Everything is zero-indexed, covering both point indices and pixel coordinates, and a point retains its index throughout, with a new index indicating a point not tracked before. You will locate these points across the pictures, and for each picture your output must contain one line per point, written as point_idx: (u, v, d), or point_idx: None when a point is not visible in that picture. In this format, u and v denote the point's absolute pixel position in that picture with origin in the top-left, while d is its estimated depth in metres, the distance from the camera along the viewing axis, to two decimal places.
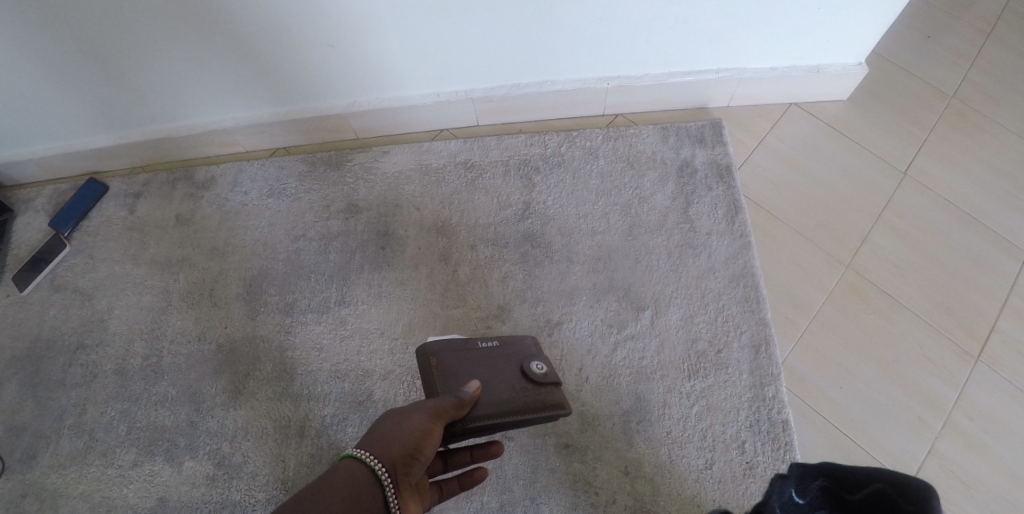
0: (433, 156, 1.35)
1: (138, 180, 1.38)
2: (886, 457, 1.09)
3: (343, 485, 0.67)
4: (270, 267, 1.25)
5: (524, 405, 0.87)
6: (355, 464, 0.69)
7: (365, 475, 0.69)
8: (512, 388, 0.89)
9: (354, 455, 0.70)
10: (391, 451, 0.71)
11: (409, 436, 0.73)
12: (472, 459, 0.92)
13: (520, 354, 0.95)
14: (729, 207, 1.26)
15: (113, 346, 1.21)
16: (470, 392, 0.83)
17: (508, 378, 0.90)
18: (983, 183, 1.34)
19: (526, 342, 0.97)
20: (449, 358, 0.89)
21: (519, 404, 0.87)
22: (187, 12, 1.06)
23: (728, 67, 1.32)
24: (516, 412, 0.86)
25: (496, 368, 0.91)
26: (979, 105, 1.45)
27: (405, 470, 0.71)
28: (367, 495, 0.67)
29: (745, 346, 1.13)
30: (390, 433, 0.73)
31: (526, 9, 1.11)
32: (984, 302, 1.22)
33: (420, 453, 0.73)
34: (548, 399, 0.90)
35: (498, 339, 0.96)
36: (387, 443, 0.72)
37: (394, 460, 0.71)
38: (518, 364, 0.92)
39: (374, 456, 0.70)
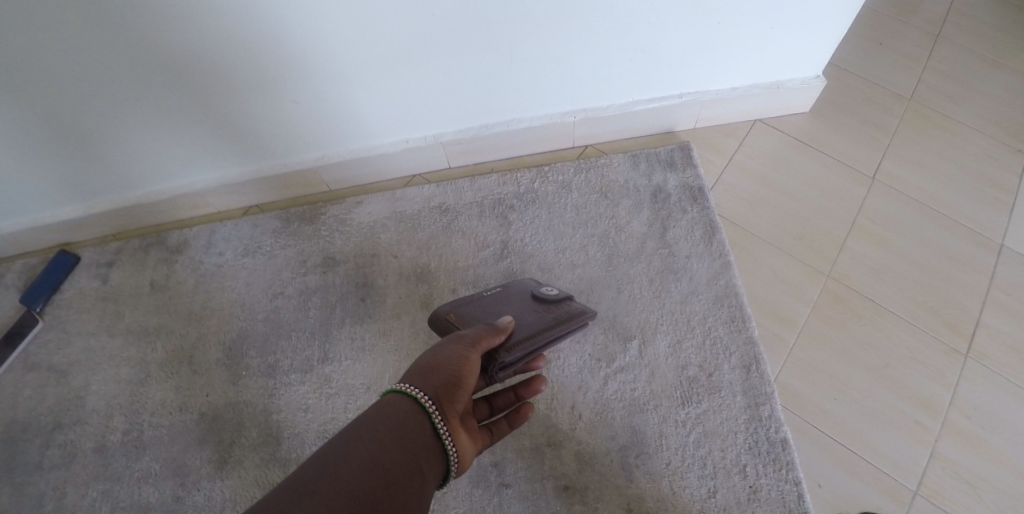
0: (407, 203, 1.34)
1: (110, 249, 1.35)
2: (890, 466, 1.07)
3: (392, 414, 0.77)
4: (250, 328, 1.22)
5: (553, 318, 0.99)
6: (401, 396, 0.80)
7: (411, 405, 0.79)
8: (535, 312, 1.01)
9: (401, 390, 0.80)
10: (433, 382, 0.81)
11: (447, 367, 0.83)
12: (517, 397, 1.02)
13: (526, 290, 1.08)
14: (705, 228, 1.27)
15: (92, 423, 1.16)
16: (504, 322, 0.93)
17: (525, 307, 1.02)
18: (950, 181, 1.37)
19: (525, 283, 1.11)
20: (463, 310, 1.00)
21: (548, 319, 0.98)
22: (150, 75, 1.05)
23: (691, 91, 1.34)
24: (549, 324, 0.97)
25: (511, 305, 1.03)
26: (937, 105, 1.48)
27: (448, 397, 0.81)
28: (416, 420, 0.77)
29: (735, 367, 1.12)
30: (429, 368, 0.83)
31: (487, 50, 1.13)
32: (967, 297, 1.23)
33: (461, 380, 0.83)
34: (569, 311, 1.01)
35: (499, 288, 1.09)
36: (427, 375, 0.82)
37: (436, 390, 0.81)
38: (530, 297, 1.05)
39: (417, 388, 0.80)
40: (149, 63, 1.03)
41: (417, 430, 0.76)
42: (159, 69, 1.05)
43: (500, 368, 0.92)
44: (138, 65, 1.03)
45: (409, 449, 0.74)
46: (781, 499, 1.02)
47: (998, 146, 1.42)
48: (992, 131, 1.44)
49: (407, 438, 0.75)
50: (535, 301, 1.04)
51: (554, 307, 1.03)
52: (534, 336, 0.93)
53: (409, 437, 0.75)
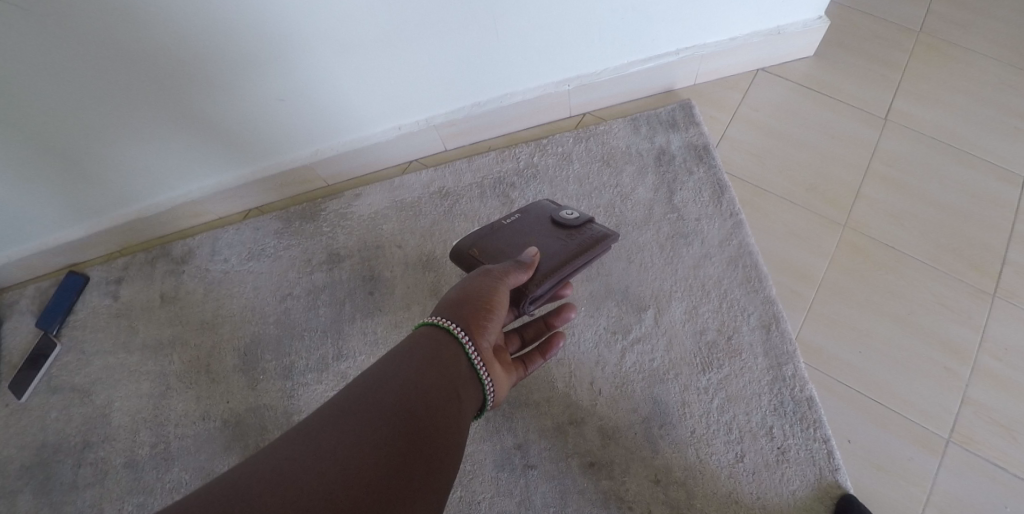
0: (406, 191, 1.32)
1: (117, 265, 1.35)
2: (920, 416, 1.05)
3: (425, 344, 0.76)
4: (263, 332, 1.22)
5: (577, 247, 0.96)
6: (433, 328, 0.78)
7: (444, 335, 0.77)
8: (557, 240, 0.98)
9: (433, 322, 0.79)
10: (464, 313, 0.80)
11: (476, 299, 0.82)
12: (547, 327, 0.99)
13: (546, 215, 1.03)
14: (714, 188, 1.23)
15: (119, 439, 1.17)
16: (530, 254, 0.91)
17: (547, 235, 0.99)
18: (966, 113, 1.31)
19: (543, 205, 1.06)
20: (485, 244, 0.97)
21: (572, 249, 0.96)
22: (130, 86, 1.03)
23: (688, 45, 1.29)
24: (574, 254, 0.95)
25: (532, 233, 0.99)
26: (947, 35, 1.41)
27: (479, 327, 0.80)
28: (450, 349, 0.76)
29: (755, 328, 1.10)
30: (459, 300, 0.81)
31: (470, 25, 1.08)
32: (992, 235, 1.18)
33: (490, 311, 0.82)
34: (592, 235, 0.99)
35: (517, 212, 1.04)
36: (457, 307, 0.81)
37: (467, 321, 0.79)
38: (550, 221, 1.02)
39: (449, 319, 0.79)
40: (129, 74, 1.01)
41: (452, 359, 0.75)
42: (139, 80, 1.02)
43: (530, 300, 0.92)
44: (117, 77, 1.01)
45: (446, 376, 0.73)
46: (811, 458, 1.01)
47: (1015, 73, 1.35)
48: (1008, 57, 1.37)
49: (442, 366, 0.74)
50: (555, 226, 1.01)
51: (577, 231, 1.00)
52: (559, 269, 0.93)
53: (445, 365, 0.74)
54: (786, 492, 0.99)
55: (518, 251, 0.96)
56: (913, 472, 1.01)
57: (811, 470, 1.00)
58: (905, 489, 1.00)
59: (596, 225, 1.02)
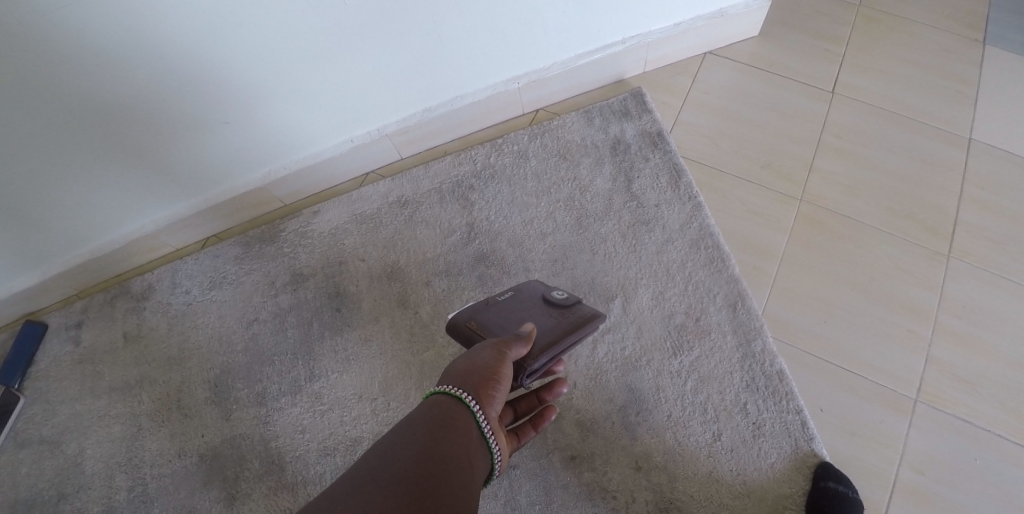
0: (365, 203, 1.30)
1: (76, 308, 1.30)
2: (888, 379, 1.07)
3: (436, 412, 0.74)
4: (233, 361, 1.20)
5: (570, 323, 0.94)
6: (443, 395, 0.77)
7: (454, 402, 0.76)
8: (550, 316, 0.95)
9: (444, 391, 0.77)
10: (473, 382, 0.78)
11: (483, 369, 0.79)
12: (539, 401, 0.97)
13: (537, 293, 1.02)
14: (670, 173, 1.24)
15: (94, 487, 1.13)
16: (528, 329, 0.88)
17: (541, 312, 0.96)
18: (908, 80, 1.34)
19: (534, 285, 1.05)
20: (482, 316, 0.94)
21: (566, 322, 0.94)
22: (75, 127, 1.01)
23: (634, 35, 1.30)
24: (569, 329, 0.92)
25: (526, 310, 0.97)
26: (885, 5, 1.45)
27: (488, 397, 0.78)
28: (461, 415, 0.75)
29: (721, 307, 1.12)
30: (468, 368, 0.79)
31: (412, 30, 1.08)
32: (941, 196, 1.21)
33: (498, 381, 0.80)
34: (584, 313, 0.97)
35: (509, 291, 1.03)
36: (467, 375, 0.79)
37: (477, 390, 0.78)
38: (542, 300, 1.00)
39: (459, 387, 0.77)
40: (74, 114, 0.99)
41: (462, 425, 0.74)
42: (85, 119, 1.00)
43: (528, 375, 0.87)
44: (60, 117, 0.99)
45: (458, 444, 0.72)
46: (786, 429, 1.03)
47: (952, 38, 1.39)
48: (945, 24, 1.41)
49: (453, 433, 0.73)
50: (547, 305, 0.99)
51: (569, 310, 0.98)
52: (556, 341, 0.89)
53: (456, 431, 0.73)
54: (764, 465, 1.01)
55: (515, 326, 0.92)
56: (886, 434, 1.03)
57: (787, 441, 1.02)
58: (879, 451, 1.02)
59: (587, 306, 1.00)
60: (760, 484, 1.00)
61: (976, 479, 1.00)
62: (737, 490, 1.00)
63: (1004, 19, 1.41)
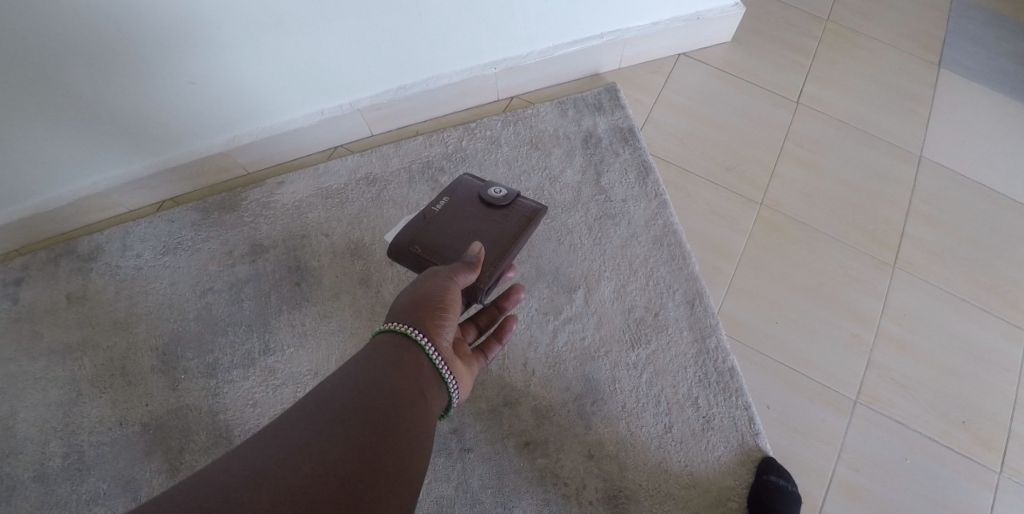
0: (331, 178, 1.28)
1: (16, 265, 1.23)
2: (831, 381, 1.12)
3: (384, 350, 0.74)
4: (183, 329, 1.16)
5: (514, 227, 1.03)
6: (390, 334, 0.76)
7: (403, 339, 0.76)
8: (493, 222, 1.03)
9: (390, 328, 0.77)
10: (419, 313, 0.79)
11: (429, 299, 0.81)
12: (500, 311, 0.97)
13: (471, 193, 1.06)
14: (639, 169, 1.26)
15: (26, 453, 1.08)
16: (474, 252, 0.91)
17: (481, 218, 1.03)
18: (869, 98, 1.40)
19: (468, 180, 1.08)
20: (427, 238, 1.01)
21: (508, 235, 1.02)
22: (26, 70, 0.95)
23: (612, 30, 1.31)
24: (514, 236, 1.01)
25: (466, 218, 1.03)
26: (853, 23, 1.50)
27: (436, 326, 0.79)
28: (411, 353, 0.75)
29: (679, 304, 1.15)
30: (413, 303, 0.80)
31: (393, 6, 1.06)
32: (892, 210, 1.27)
33: (445, 309, 0.81)
34: (521, 212, 1.04)
35: (444, 194, 1.06)
36: (412, 309, 0.79)
37: (424, 322, 0.78)
38: (479, 201, 1.05)
39: (405, 322, 0.77)
40: (27, 56, 0.93)
41: (413, 361, 0.74)
42: (40, 63, 0.95)
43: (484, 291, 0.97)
44: (11, 59, 0.93)
45: (410, 377, 0.72)
46: (733, 424, 1.06)
47: (911, 60, 1.45)
48: (906, 46, 1.47)
49: (404, 367, 0.73)
50: (484, 205, 1.04)
51: (505, 208, 1.05)
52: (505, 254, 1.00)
53: (407, 367, 0.73)
54: (711, 458, 1.04)
55: (462, 241, 1.00)
56: (826, 433, 1.08)
57: (733, 436, 1.06)
58: (819, 449, 1.07)
59: (521, 196, 1.07)
60: (705, 475, 1.03)
61: (906, 478, 1.06)
62: (684, 481, 1.03)
63: (959, 45, 1.49)
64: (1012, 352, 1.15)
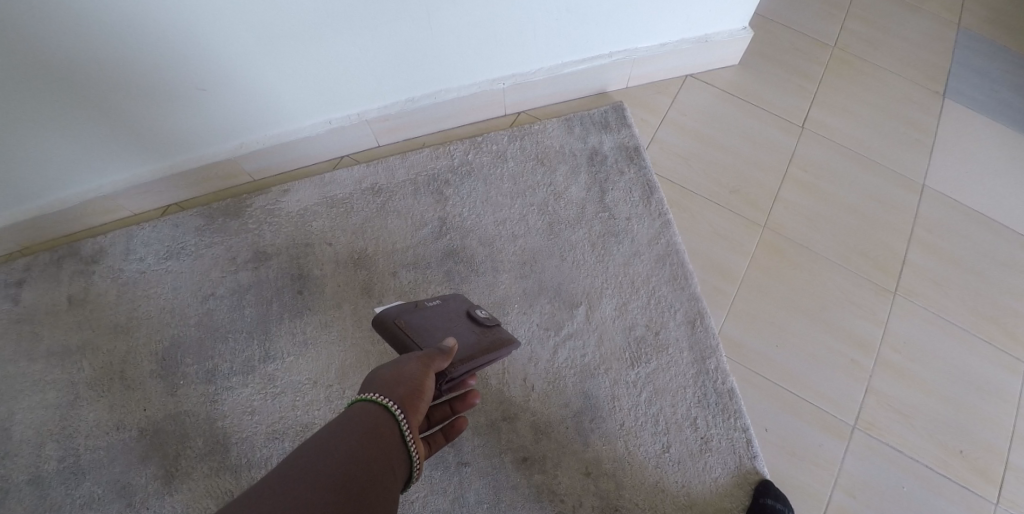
0: (337, 187, 1.28)
1: (18, 265, 1.23)
2: (830, 405, 1.12)
3: (358, 418, 0.74)
4: (184, 335, 1.16)
5: (489, 343, 0.95)
6: (366, 402, 0.76)
7: (378, 410, 0.75)
8: (472, 333, 0.96)
9: (368, 398, 0.76)
10: (398, 390, 0.78)
11: (409, 379, 0.79)
12: (452, 411, 0.94)
13: (462, 307, 1.01)
14: (643, 188, 1.27)
15: (22, 454, 1.07)
16: (450, 343, 0.87)
17: (463, 327, 0.97)
18: (873, 124, 1.41)
19: (461, 297, 1.05)
20: (413, 318, 0.93)
21: (488, 342, 0.96)
22: (37, 76, 0.96)
23: (620, 49, 1.32)
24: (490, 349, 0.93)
25: (450, 321, 0.97)
26: (858, 50, 1.52)
27: (413, 406, 0.78)
28: (386, 424, 0.74)
29: (680, 323, 1.15)
30: (394, 377, 0.79)
31: (404, 18, 1.07)
32: (893, 236, 1.28)
33: (421, 393, 0.79)
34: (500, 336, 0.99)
35: (437, 298, 1.02)
36: (392, 382, 0.78)
37: (403, 399, 0.77)
38: (466, 312, 1.00)
39: (383, 394, 0.77)
40: (40, 59, 0.94)
41: (386, 431, 0.74)
42: (54, 65, 0.96)
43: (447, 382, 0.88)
44: (23, 64, 0.94)
45: (380, 448, 0.72)
46: (731, 446, 1.06)
47: (915, 88, 1.47)
48: (910, 74, 1.49)
49: (379, 438, 0.72)
50: (471, 321, 0.99)
51: (489, 329, 0.99)
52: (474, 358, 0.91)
53: (380, 438, 0.73)
54: (708, 479, 1.04)
55: (440, 335, 0.92)
56: (823, 457, 1.08)
57: (731, 458, 1.05)
58: (817, 473, 1.07)
59: (504, 328, 1.03)
60: (703, 497, 1.03)
61: (903, 506, 1.06)
62: (681, 501, 1.02)
63: (962, 74, 1.50)
64: (1011, 382, 1.16)
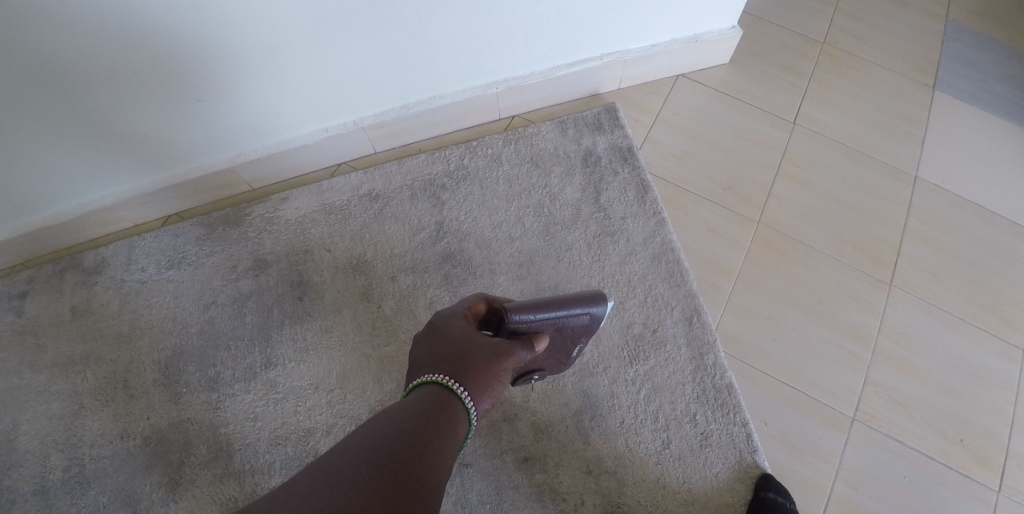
0: (335, 194, 1.30)
1: (21, 278, 1.24)
2: (829, 398, 1.13)
3: (424, 404, 0.74)
4: (186, 342, 1.17)
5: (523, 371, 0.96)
6: (436, 385, 0.76)
7: (445, 394, 0.75)
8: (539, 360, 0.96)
9: (438, 381, 0.76)
10: (474, 380, 0.77)
11: (488, 370, 0.78)
12: None
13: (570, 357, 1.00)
14: (638, 187, 1.28)
15: (27, 465, 1.08)
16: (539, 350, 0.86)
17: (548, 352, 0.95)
18: (865, 119, 1.42)
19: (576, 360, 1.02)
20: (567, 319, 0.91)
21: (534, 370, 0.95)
22: (40, 88, 0.98)
23: (612, 51, 1.34)
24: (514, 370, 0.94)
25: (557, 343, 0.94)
26: (848, 46, 1.53)
27: (483, 392, 0.77)
28: (451, 409, 0.74)
29: (678, 320, 1.16)
30: (476, 367, 0.78)
31: (398, 26, 1.08)
32: (888, 229, 1.29)
33: (495, 384, 0.79)
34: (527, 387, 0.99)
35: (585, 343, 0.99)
36: (473, 371, 0.77)
37: (476, 387, 0.77)
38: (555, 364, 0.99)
39: (454, 378, 0.76)
40: (43, 69, 0.96)
41: (451, 418, 0.74)
42: (56, 76, 0.97)
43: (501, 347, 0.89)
44: (24, 77, 0.96)
45: (444, 435, 0.72)
46: (731, 441, 1.07)
47: (906, 82, 1.48)
48: (900, 68, 1.50)
49: (443, 423, 0.73)
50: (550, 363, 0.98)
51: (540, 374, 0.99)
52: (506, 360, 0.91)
53: (443, 422, 0.73)
54: (708, 475, 1.05)
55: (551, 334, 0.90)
56: (824, 450, 1.09)
57: (732, 452, 1.06)
58: (817, 466, 1.08)
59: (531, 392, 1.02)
60: (703, 492, 1.04)
61: (905, 497, 1.06)
62: (682, 497, 1.03)
63: (952, 67, 1.51)
64: (1009, 371, 1.16)
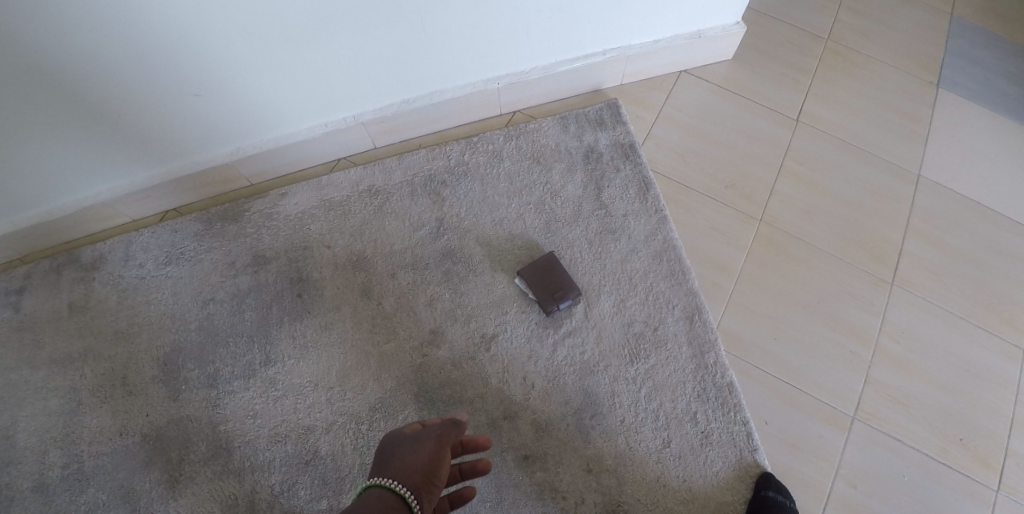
0: (335, 189, 1.29)
1: (18, 273, 1.23)
2: (830, 397, 1.13)
3: (368, 504, 0.80)
4: (184, 340, 1.16)
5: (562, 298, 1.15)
6: (377, 487, 0.83)
7: (390, 495, 0.82)
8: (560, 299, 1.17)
9: (380, 483, 0.83)
10: (413, 477, 0.85)
11: (423, 464, 0.87)
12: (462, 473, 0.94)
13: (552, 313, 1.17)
14: (639, 184, 1.28)
15: (26, 462, 1.08)
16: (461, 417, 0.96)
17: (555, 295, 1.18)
18: (868, 116, 1.41)
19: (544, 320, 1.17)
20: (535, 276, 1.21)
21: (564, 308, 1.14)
22: (32, 84, 0.97)
23: (613, 46, 1.33)
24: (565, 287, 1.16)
25: None
26: (852, 42, 1.52)
27: (424, 488, 0.84)
28: (396, 507, 0.81)
29: (678, 318, 1.15)
30: (411, 463, 0.86)
31: (396, 21, 1.07)
32: (890, 227, 1.28)
33: (435, 475, 0.86)
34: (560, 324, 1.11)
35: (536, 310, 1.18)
36: (409, 466, 0.86)
37: (416, 483, 0.84)
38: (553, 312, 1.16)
39: (393, 478, 0.84)
40: (38, 66, 0.94)
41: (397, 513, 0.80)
42: (51, 73, 0.96)
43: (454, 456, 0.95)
44: (17, 73, 0.94)
45: None
46: (732, 439, 1.07)
47: (909, 79, 1.47)
48: (904, 65, 1.49)
49: None
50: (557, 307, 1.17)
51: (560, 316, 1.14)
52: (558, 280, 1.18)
53: None
54: (709, 473, 1.05)
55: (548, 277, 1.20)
56: (824, 449, 1.09)
57: (732, 451, 1.06)
58: (817, 464, 1.08)
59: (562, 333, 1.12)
60: (704, 491, 1.04)
61: (905, 495, 1.06)
62: (683, 496, 1.03)
63: (955, 64, 1.51)
64: (1010, 369, 1.16)
